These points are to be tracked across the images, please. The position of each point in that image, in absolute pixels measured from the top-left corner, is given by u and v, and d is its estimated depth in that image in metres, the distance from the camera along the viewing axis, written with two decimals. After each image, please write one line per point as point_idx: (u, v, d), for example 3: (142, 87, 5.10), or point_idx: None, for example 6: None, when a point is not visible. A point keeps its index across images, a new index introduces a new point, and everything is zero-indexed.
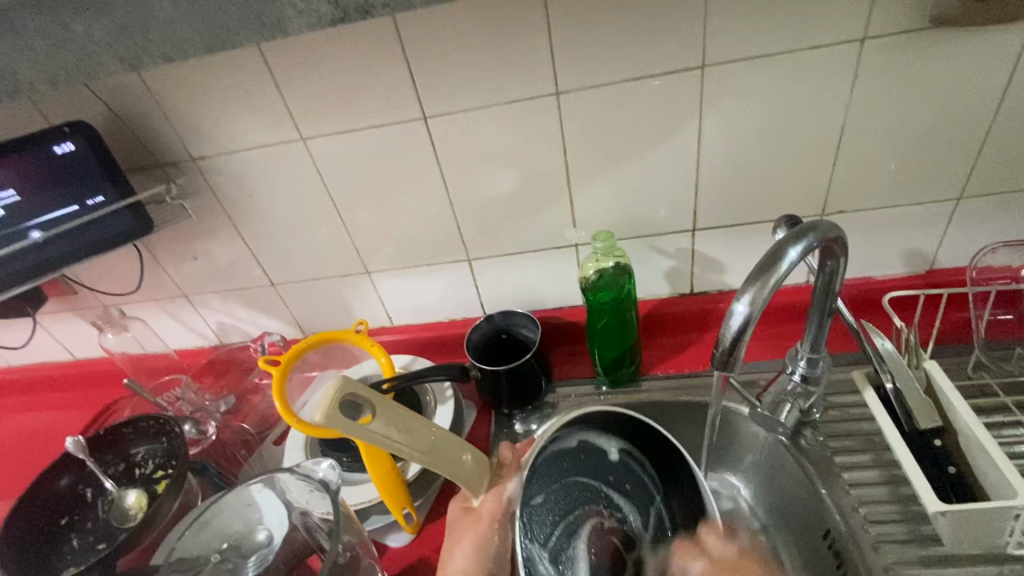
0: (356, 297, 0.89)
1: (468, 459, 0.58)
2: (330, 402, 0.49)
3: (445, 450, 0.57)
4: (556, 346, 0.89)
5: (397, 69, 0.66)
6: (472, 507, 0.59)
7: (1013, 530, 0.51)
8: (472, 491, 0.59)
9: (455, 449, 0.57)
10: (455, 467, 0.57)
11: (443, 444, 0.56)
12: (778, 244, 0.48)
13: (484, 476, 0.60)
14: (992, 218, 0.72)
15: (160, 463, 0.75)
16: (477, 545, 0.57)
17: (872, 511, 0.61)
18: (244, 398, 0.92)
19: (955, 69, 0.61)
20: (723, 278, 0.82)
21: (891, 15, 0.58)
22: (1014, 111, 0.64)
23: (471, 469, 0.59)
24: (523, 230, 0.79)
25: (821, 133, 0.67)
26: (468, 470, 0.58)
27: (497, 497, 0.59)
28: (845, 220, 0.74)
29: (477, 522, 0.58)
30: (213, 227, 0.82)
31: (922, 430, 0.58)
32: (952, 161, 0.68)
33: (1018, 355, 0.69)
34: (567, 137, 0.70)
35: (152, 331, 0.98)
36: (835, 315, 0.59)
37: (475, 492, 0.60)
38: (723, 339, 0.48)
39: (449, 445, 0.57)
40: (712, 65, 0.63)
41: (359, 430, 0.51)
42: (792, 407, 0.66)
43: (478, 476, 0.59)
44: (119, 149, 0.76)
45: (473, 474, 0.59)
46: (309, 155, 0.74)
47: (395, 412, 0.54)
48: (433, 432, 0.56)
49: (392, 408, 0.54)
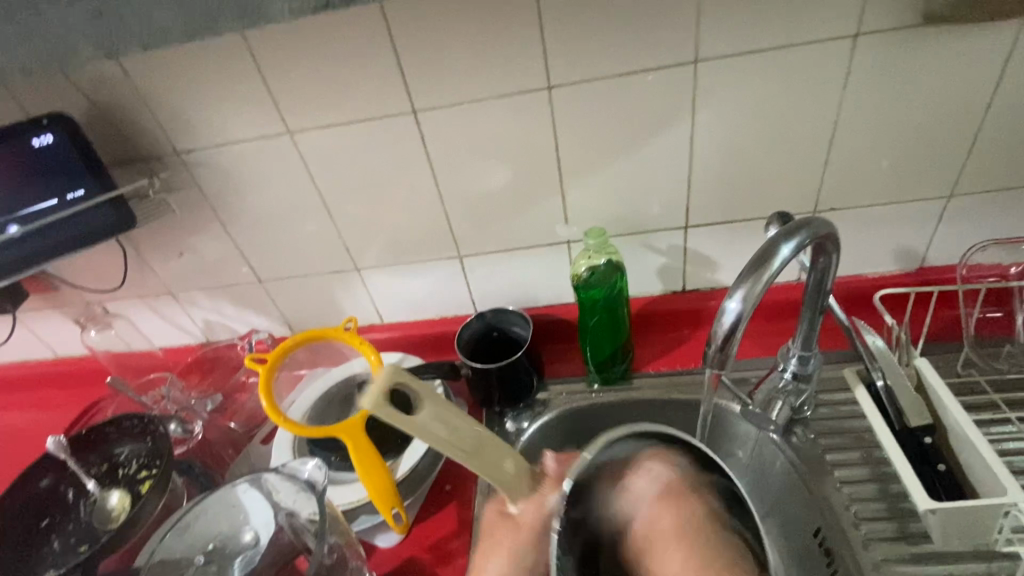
0: (346, 295, 0.88)
1: (512, 465, 0.53)
2: (377, 390, 0.48)
3: (489, 453, 0.52)
4: (548, 343, 0.88)
5: (386, 61, 0.65)
6: (510, 514, 0.55)
7: (1001, 528, 0.51)
8: (512, 498, 0.53)
9: (498, 453, 0.52)
10: (496, 470, 0.52)
11: (485, 449, 0.52)
12: (771, 241, 0.47)
13: (525, 483, 0.54)
14: (983, 216, 0.73)
15: (143, 462, 0.73)
16: (511, 556, 0.53)
17: (862, 509, 0.61)
18: (232, 396, 0.91)
19: (948, 66, 0.61)
20: (715, 275, 0.82)
21: (884, 11, 0.58)
22: (1005, 109, 0.64)
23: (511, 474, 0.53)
24: (515, 226, 0.78)
25: (814, 130, 0.67)
26: (509, 475, 0.53)
27: (538, 509, 0.53)
28: (837, 217, 0.74)
29: (516, 530, 0.54)
30: (198, 222, 0.81)
31: (911, 428, 0.57)
32: (943, 159, 0.68)
33: (1008, 352, 0.70)
34: (559, 132, 0.69)
35: (137, 329, 0.96)
36: (827, 313, 0.59)
37: (516, 499, 0.54)
38: (714, 338, 0.48)
39: (494, 448, 0.52)
40: (705, 60, 0.62)
41: (399, 423, 0.48)
42: (783, 404, 0.66)
43: (523, 483, 0.54)
44: (100, 142, 0.74)
45: (516, 482, 0.53)
46: (297, 148, 0.72)
47: (444, 407, 0.51)
48: (477, 433, 0.52)
49: (445, 404, 0.51)
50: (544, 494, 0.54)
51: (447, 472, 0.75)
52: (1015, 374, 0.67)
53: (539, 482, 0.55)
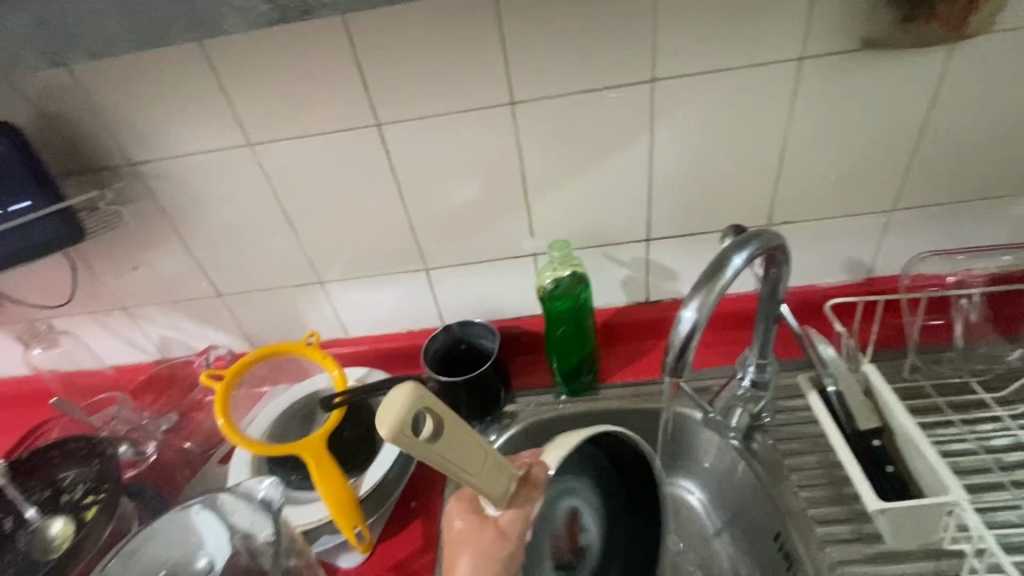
0: (309, 309, 0.87)
1: (508, 485, 0.45)
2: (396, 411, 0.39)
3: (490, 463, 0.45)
4: (515, 356, 0.88)
5: (349, 73, 0.65)
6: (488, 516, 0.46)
7: (947, 525, 0.53)
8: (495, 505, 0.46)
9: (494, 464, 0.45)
10: (490, 483, 0.44)
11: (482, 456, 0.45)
12: (723, 251, 0.49)
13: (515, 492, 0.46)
14: (922, 230, 0.77)
15: (89, 487, 0.68)
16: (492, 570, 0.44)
17: (817, 512, 0.63)
18: (188, 416, 0.87)
19: (885, 89, 0.65)
20: (677, 286, 0.84)
21: (827, 36, 0.61)
22: (939, 129, 0.68)
23: (506, 491, 0.46)
24: (480, 239, 0.79)
25: (765, 147, 0.70)
26: (504, 491, 0.45)
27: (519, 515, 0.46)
28: (789, 231, 0.77)
29: (499, 538, 0.45)
30: (153, 235, 0.78)
31: (861, 430, 0.59)
32: (885, 175, 0.72)
33: (948, 358, 0.74)
34: (523, 147, 0.70)
35: (86, 346, 0.92)
36: (779, 322, 0.62)
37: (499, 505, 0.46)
38: (671, 346, 0.49)
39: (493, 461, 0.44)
40: (662, 80, 0.65)
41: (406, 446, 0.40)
42: (742, 411, 0.68)
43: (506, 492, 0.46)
44: (48, 152, 0.71)
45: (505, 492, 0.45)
46: (258, 161, 0.71)
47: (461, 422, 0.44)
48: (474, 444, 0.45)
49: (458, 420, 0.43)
50: (529, 501, 0.47)
51: (413, 488, 0.74)
52: (956, 379, 0.71)
53: (529, 489, 0.47)
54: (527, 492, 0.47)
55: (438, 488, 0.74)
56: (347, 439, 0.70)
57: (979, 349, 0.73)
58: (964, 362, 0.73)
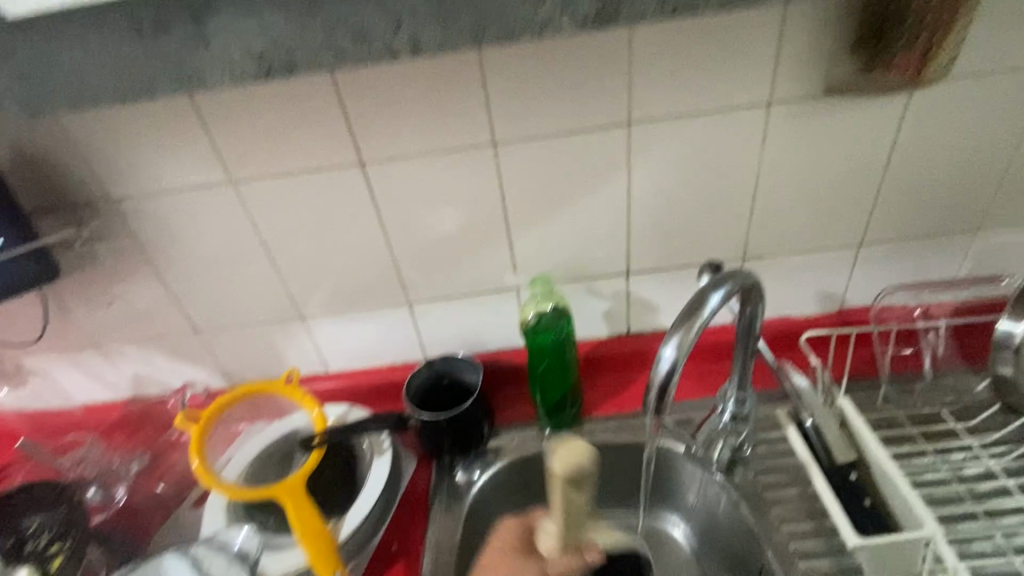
0: (289, 344, 0.86)
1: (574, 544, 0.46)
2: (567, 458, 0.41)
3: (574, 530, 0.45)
4: (499, 389, 0.88)
5: (332, 113, 0.65)
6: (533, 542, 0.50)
7: (925, 558, 0.54)
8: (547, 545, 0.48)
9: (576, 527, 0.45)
10: (565, 538, 0.46)
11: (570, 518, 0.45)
12: (700, 290, 0.50)
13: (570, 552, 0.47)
14: (889, 263, 0.80)
15: (54, 534, 0.66)
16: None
17: (801, 546, 0.63)
18: (160, 456, 0.84)
19: (849, 132, 0.68)
20: (657, 318, 0.85)
21: (792, 82, 0.65)
22: (900, 169, 0.71)
23: (570, 545, 0.47)
24: (463, 273, 0.79)
25: (739, 185, 0.72)
26: (564, 547, 0.46)
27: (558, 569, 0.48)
28: (764, 264, 0.79)
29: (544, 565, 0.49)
30: (130, 271, 0.77)
31: (838, 464, 0.60)
32: (852, 211, 0.75)
33: (920, 387, 0.75)
34: (505, 184, 0.71)
35: (54, 384, 0.89)
36: (757, 356, 0.64)
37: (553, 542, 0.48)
38: (652, 383, 0.50)
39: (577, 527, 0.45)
40: (638, 122, 0.67)
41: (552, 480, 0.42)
42: (723, 444, 0.69)
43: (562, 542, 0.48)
44: (22, 189, 0.70)
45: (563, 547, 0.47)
46: (240, 198, 0.71)
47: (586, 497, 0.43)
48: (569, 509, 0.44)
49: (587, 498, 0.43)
50: (575, 560, 0.47)
51: (394, 531, 0.73)
52: (925, 409, 0.73)
53: (581, 555, 0.47)
54: (580, 552, 0.47)
55: (420, 530, 0.73)
56: (326, 480, 0.71)
57: (948, 378, 0.75)
58: (936, 392, 0.75)
